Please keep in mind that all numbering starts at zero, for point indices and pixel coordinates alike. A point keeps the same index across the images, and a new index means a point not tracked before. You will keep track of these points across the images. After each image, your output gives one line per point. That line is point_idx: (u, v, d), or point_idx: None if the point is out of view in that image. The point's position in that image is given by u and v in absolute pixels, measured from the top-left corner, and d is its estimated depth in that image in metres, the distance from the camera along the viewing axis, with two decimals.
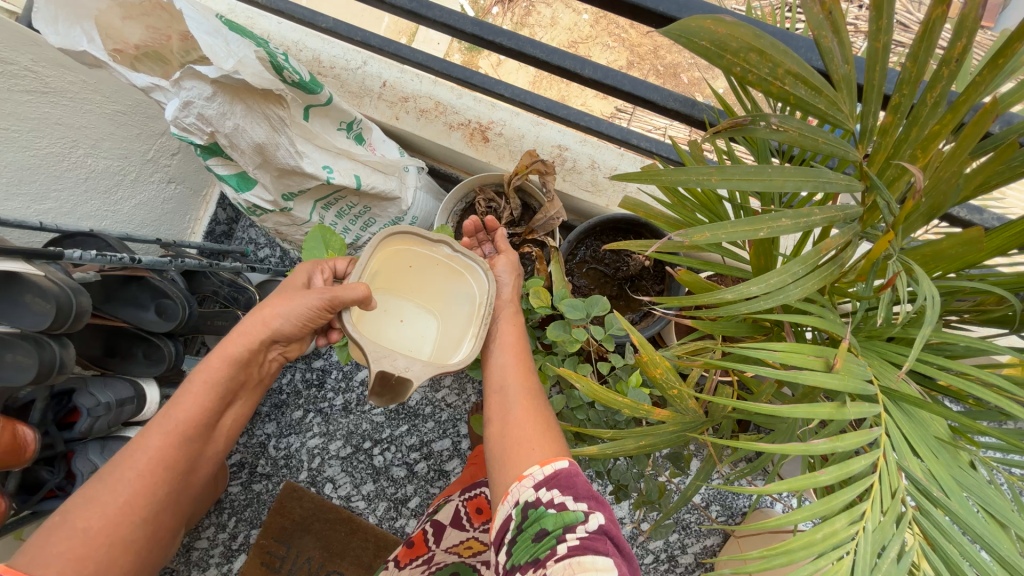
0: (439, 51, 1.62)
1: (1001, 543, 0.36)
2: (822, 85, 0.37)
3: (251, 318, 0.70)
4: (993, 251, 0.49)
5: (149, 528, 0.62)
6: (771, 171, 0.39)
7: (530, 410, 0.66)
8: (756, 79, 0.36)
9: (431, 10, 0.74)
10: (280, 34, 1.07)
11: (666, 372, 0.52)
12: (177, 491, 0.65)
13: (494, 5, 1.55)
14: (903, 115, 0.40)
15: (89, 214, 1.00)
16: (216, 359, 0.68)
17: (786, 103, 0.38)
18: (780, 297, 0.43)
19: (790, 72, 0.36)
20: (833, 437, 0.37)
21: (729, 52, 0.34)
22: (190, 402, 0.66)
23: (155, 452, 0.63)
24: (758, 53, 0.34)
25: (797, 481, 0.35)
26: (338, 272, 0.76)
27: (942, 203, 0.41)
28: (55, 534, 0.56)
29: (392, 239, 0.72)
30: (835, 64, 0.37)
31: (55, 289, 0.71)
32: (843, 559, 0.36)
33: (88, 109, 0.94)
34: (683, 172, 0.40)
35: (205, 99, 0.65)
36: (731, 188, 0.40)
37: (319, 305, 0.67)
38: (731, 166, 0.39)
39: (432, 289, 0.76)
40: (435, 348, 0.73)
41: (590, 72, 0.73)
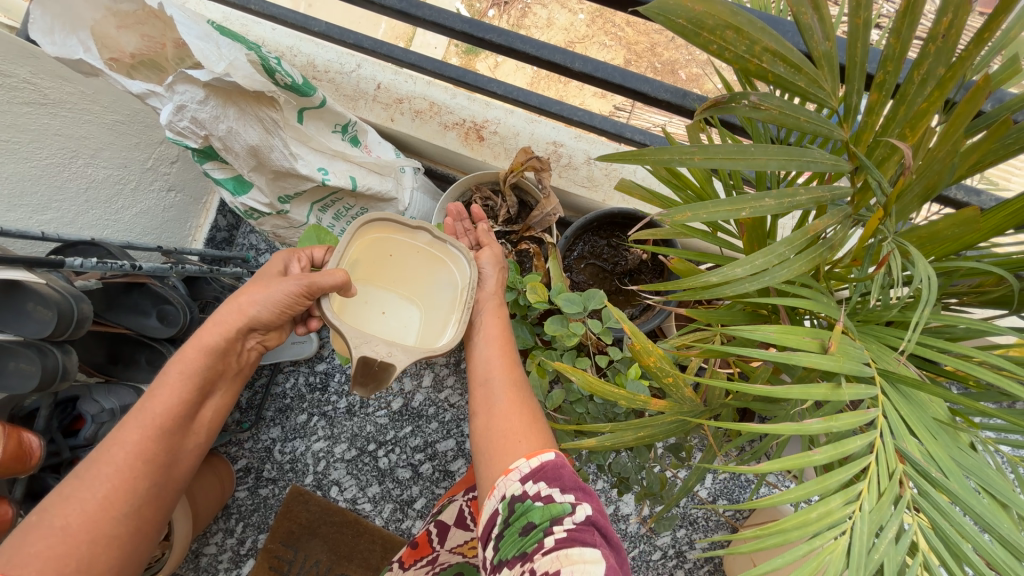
0: (436, 55, 1.62)
1: (1001, 523, 0.36)
2: (801, 62, 0.37)
3: (226, 307, 0.70)
4: (989, 232, 0.49)
5: (132, 523, 0.63)
6: (754, 150, 0.39)
7: (512, 402, 0.67)
8: (734, 56, 0.36)
9: (420, 9, 0.74)
10: (275, 40, 1.08)
11: (660, 360, 0.52)
12: (160, 484, 0.66)
13: (490, 8, 1.56)
14: (889, 92, 0.39)
15: (91, 223, 1.01)
16: (191, 350, 0.69)
17: (766, 81, 0.38)
18: (764, 280, 0.42)
19: (768, 49, 0.36)
20: (827, 417, 0.37)
21: (706, 29, 0.34)
22: (166, 396, 0.67)
23: (133, 447, 0.64)
24: (736, 30, 0.34)
25: (790, 460, 0.35)
26: (315, 260, 0.76)
27: (937, 183, 0.41)
28: (33, 532, 0.57)
29: (369, 227, 0.72)
30: (816, 41, 0.37)
31: (56, 297, 0.71)
32: (840, 539, 0.36)
33: (87, 119, 0.95)
34: (665, 152, 0.40)
35: (198, 102, 0.66)
36: (713, 167, 0.40)
37: (295, 292, 0.67)
38: (711, 145, 0.39)
39: (412, 277, 0.77)
40: (420, 336, 0.75)
41: (581, 65, 0.73)
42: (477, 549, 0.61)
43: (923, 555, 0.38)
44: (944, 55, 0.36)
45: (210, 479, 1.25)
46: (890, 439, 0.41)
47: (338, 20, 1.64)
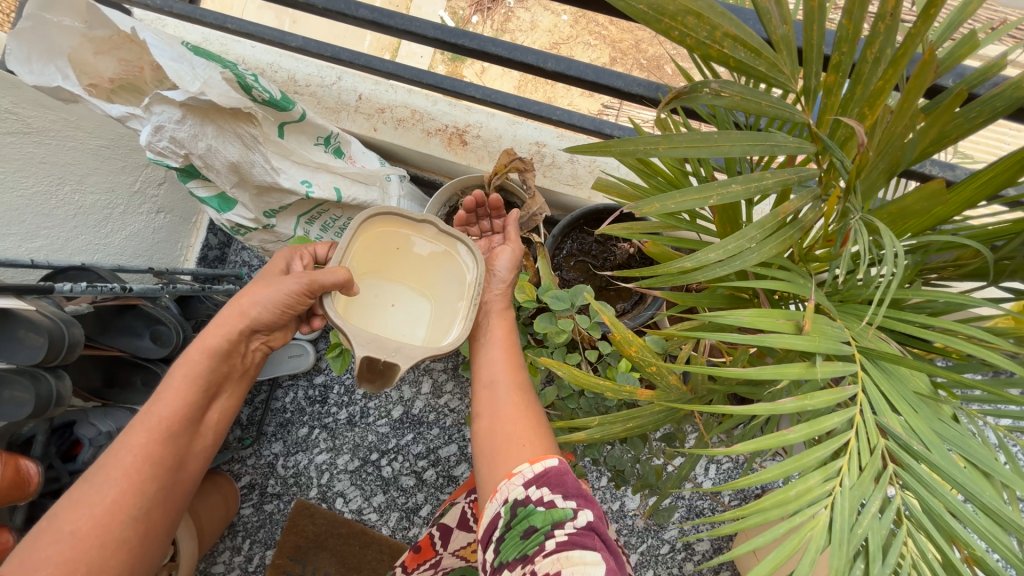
0: (422, 65, 1.63)
1: (983, 489, 0.36)
2: (761, 47, 0.37)
3: (227, 309, 0.71)
4: (959, 207, 0.51)
5: (140, 527, 0.63)
6: (717, 137, 0.39)
7: (518, 405, 0.67)
8: (695, 43, 0.36)
9: (393, 18, 0.75)
10: (255, 57, 1.09)
11: (642, 350, 0.52)
12: (169, 487, 0.66)
13: (474, 14, 1.58)
14: (846, 73, 0.40)
15: (80, 248, 1.02)
16: (195, 353, 0.69)
17: (728, 67, 0.38)
18: (737, 265, 0.43)
19: (728, 34, 0.36)
20: (801, 395, 0.38)
21: (666, 16, 0.35)
22: (172, 398, 0.67)
23: (139, 450, 0.64)
24: (696, 16, 0.35)
25: (763, 439, 0.36)
26: (317, 256, 0.78)
27: (901, 158, 0.42)
28: (44, 538, 0.57)
29: (376, 221, 0.72)
30: (774, 25, 0.38)
31: (46, 322, 0.72)
32: (820, 515, 0.36)
33: (71, 145, 0.96)
34: (630, 143, 0.40)
35: (176, 121, 0.66)
36: (678, 156, 0.40)
37: (295, 290, 0.68)
38: (675, 134, 0.39)
39: (422, 271, 0.78)
40: (429, 330, 0.76)
41: (553, 65, 0.74)
42: (477, 552, 0.61)
43: (907, 526, 0.38)
44: (895, 34, 0.37)
45: (215, 499, 1.26)
46: (871, 414, 0.42)
47: (323, 36, 1.65)
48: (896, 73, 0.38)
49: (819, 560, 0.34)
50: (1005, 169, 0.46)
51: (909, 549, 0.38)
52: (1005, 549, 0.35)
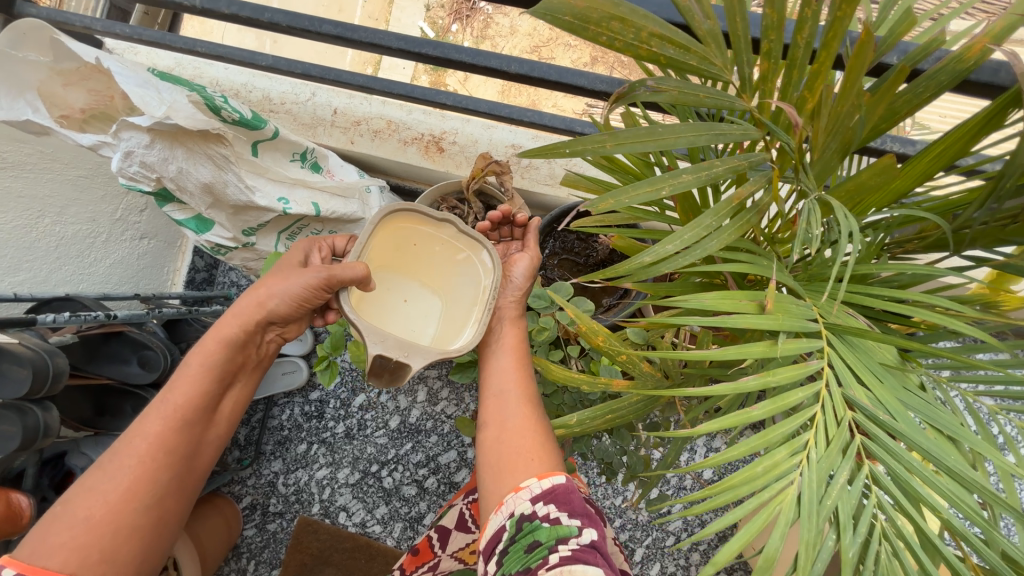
0: (405, 76, 1.64)
1: (946, 453, 0.37)
2: (687, 42, 0.39)
3: (245, 298, 0.69)
4: (917, 180, 0.52)
5: (154, 515, 0.60)
6: (661, 130, 0.41)
7: (525, 420, 0.67)
8: (624, 44, 0.38)
9: (357, 32, 0.77)
10: (228, 79, 1.10)
11: (608, 338, 0.53)
12: (182, 476, 0.63)
13: (454, 23, 1.58)
14: (778, 59, 0.41)
15: (64, 279, 1.03)
16: (211, 341, 0.67)
17: (659, 64, 0.40)
18: (699, 252, 0.45)
19: (654, 34, 0.38)
20: (764, 372, 0.39)
21: (592, 22, 0.36)
22: (187, 386, 0.65)
23: (154, 438, 0.61)
24: (619, 20, 0.36)
25: (729, 417, 0.37)
26: (335, 249, 0.77)
27: (852, 137, 0.44)
28: (57, 523, 0.55)
29: (395, 215, 0.72)
30: (697, 20, 0.39)
31: (29, 354, 0.72)
32: (788, 489, 0.37)
33: (49, 177, 0.96)
34: (578, 145, 0.42)
35: (145, 146, 0.67)
36: (627, 153, 0.42)
37: (314, 284, 0.66)
38: (621, 131, 0.41)
39: (437, 269, 0.78)
40: (438, 329, 0.77)
41: (516, 67, 0.75)
42: (479, 563, 0.61)
43: (877, 494, 0.39)
44: (819, 18, 0.38)
45: (215, 522, 1.25)
46: (839, 388, 0.42)
47: (305, 54, 1.65)
48: (829, 54, 0.41)
49: (789, 532, 0.34)
50: (956, 140, 0.48)
51: (880, 516, 0.39)
52: (975, 515, 0.36)
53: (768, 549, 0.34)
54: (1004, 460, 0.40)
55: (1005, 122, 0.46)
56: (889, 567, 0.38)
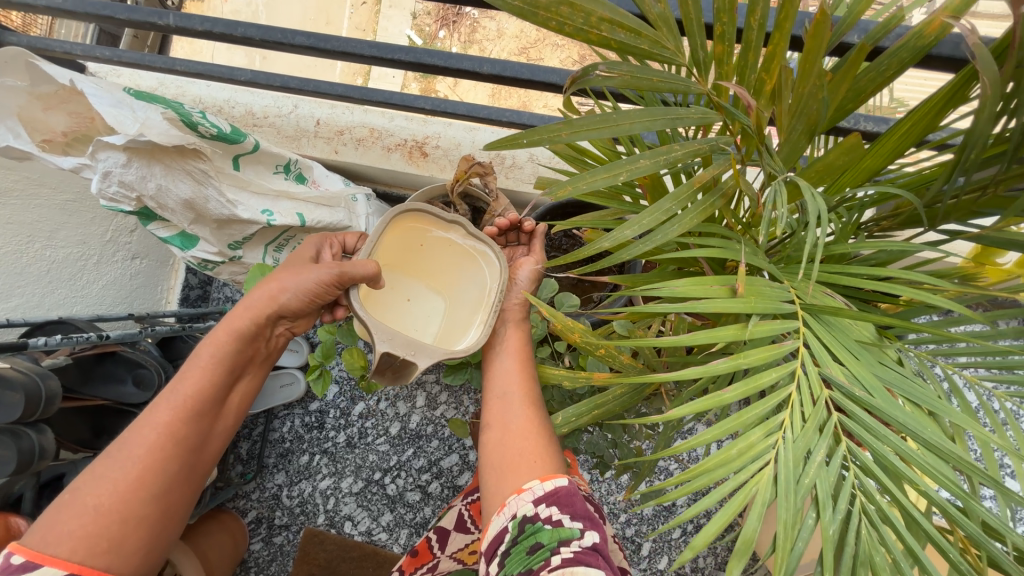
0: (395, 85, 1.63)
1: (923, 426, 0.37)
2: (639, 26, 0.39)
3: (257, 291, 0.68)
4: (888, 157, 0.52)
5: (162, 505, 0.59)
6: (618, 116, 0.42)
7: (529, 423, 0.66)
8: (574, 30, 0.38)
9: (329, 42, 0.77)
10: (211, 96, 1.11)
11: (584, 334, 0.53)
12: (189, 467, 0.62)
13: (440, 30, 1.59)
14: (732, 42, 0.42)
15: (57, 302, 1.03)
16: (222, 333, 0.66)
17: (611, 48, 0.40)
18: (660, 238, 0.46)
19: (604, 19, 0.38)
20: (734, 355, 0.40)
21: (541, 7, 0.36)
22: (197, 377, 0.64)
23: (164, 427, 0.60)
24: (569, 5, 0.36)
25: (699, 402, 0.37)
26: (346, 246, 0.78)
27: (817, 118, 0.45)
28: (66, 511, 0.54)
29: (407, 215, 0.73)
30: (648, 5, 0.40)
31: (21, 378, 0.72)
32: (763, 471, 0.37)
33: (37, 203, 0.96)
34: (536, 134, 0.42)
35: (122, 166, 0.68)
36: (584, 140, 0.42)
37: (326, 279, 0.66)
38: (578, 119, 0.41)
39: (442, 270, 0.78)
40: (441, 327, 0.77)
41: (489, 68, 0.76)
42: (480, 564, 0.60)
43: (857, 471, 0.39)
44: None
45: (222, 537, 1.26)
46: (816, 366, 0.42)
47: (294, 68, 1.65)
48: (784, 36, 0.41)
49: (766, 513, 0.34)
50: (923, 115, 0.48)
51: (860, 494, 0.38)
52: (954, 487, 0.36)
53: (746, 530, 0.34)
54: (983, 431, 0.39)
55: (969, 97, 0.46)
56: (870, 542, 0.38)
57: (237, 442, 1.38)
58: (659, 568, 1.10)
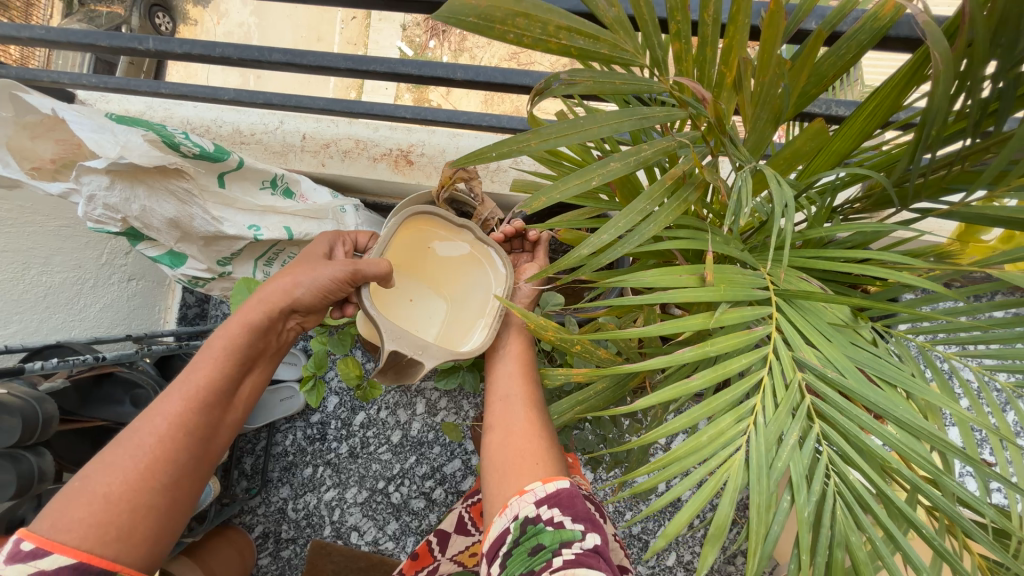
0: (389, 97, 1.63)
1: (894, 404, 0.37)
2: (596, 32, 0.40)
3: (272, 284, 0.68)
4: (857, 139, 0.52)
5: (171, 495, 0.57)
6: (585, 121, 0.42)
7: (533, 424, 0.65)
8: (532, 40, 0.38)
9: (305, 57, 0.79)
10: (199, 116, 1.12)
11: (559, 333, 0.53)
12: (199, 458, 0.61)
13: (431, 39, 1.59)
14: (689, 39, 0.43)
15: (56, 326, 1.05)
16: (235, 325, 0.65)
17: (571, 56, 0.40)
18: (638, 239, 0.45)
19: (562, 27, 0.38)
20: (700, 344, 0.40)
21: (497, 21, 0.36)
22: (209, 366, 0.63)
23: (176, 416, 0.59)
24: (524, 16, 0.37)
25: (667, 392, 0.39)
26: (357, 245, 0.79)
27: (780, 105, 0.46)
28: (75, 498, 0.53)
29: (420, 217, 0.73)
30: (602, 9, 0.40)
31: (18, 403, 0.74)
32: (735, 456, 0.37)
33: (31, 230, 0.98)
34: (504, 146, 0.41)
35: (105, 189, 0.70)
36: (552, 148, 0.42)
37: (339, 276, 0.66)
38: (545, 127, 0.41)
39: (448, 273, 0.79)
40: (441, 330, 0.79)
41: (462, 74, 0.78)
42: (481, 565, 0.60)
43: (829, 452, 0.39)
44: None
45: (229, 552, 1.27)
46: (789, 351, 0.42)
47: (289, 86, 1.66)
48: (740, 27, 0.42)
49: (737, 497, 0.35)
50: (885, 96, 0.48)
51: (833, 476, 0.39)
52: (927, 464, 0.36)
53: (720, 515, 0.35)
54: (960, 409, 0.39)
55: (928, 75, 0.47)
56: (845, 522, 0.38)
57: (241, 458, 1.39)
58: (667, 564, 1.09)
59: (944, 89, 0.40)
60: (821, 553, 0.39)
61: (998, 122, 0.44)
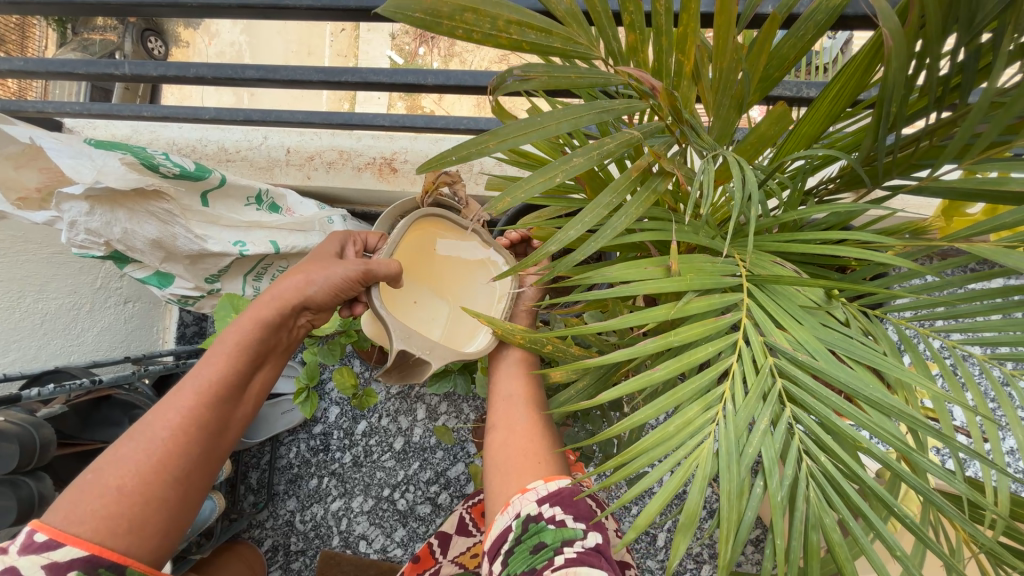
0: (381, 106, 1.63)
1: (862, 383, 0.38)
2: (547, 25, 0.40)
3: (284, 281, 0.66)
4: (825, 121, 0.51)
5: (182, 489, 0.57)
6: (543, 119, 0.42)
7: (536, 424, 0.65)
8: (483, 35, 0.39)
9: (278, 71, 0.80)
10: (184, 137, 1.13)
11: (528, 338, 0.56)
12: (210, 452, 0.61)
13: (420, 47, 1.53)
14: (643, 29, 0.43)
15: (55, 352, 1.06)
16: (247, 321, 0.64)
17: (523, 51, 0.41)
18: (608, 233, 0.43)
19: (511, 21, 0.39)
20: (665, 333, 0.40)
21: (444, 16, 0.36)
22: (222, 363, 0.62)
23: (188, 411, 0.59)
24: (472, 11, 0.37)
25: (632, 382, 0.39)
26: (369, 245, 0.77)
27: (743, 92, 0.46)
28: (88, 491, 0.53)
29: (426, 219, 0.72)
30: (554, 2, 0.41)
31: (15, 429, 0.75)
32: (703, 444, 0.38)
33: (24, 258, 0.99)
34: (465, 149, 0.41)
35: (86, 214, 0.71)
36: (512, 146, 0.42)
37: (352, 275, 0.65)
38: (502, 128, 0.41)
39: (453, 275, 0.79)
40: (445, 331, 0.78)
41: (433, 79, 0.80)
42: (483, 563, 0.60)
43: (800, 433, 0.40)
44: None
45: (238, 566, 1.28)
46: (761, 337, 0.43)
47: (281, 101, 1.67)
48: (692, 16, 0.41)
49: (706, 487, 0.36)
50: (849, 76, 0.46)
51: (805, 457, 0.39)
52: (890, 437, 0.37)
53: (689, 504, 0.36)
54: (935, 387, 0.39)
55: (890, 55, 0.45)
56: (819, 505, 0.39)
57: (246, 472, 1.40)
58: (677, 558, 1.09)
59: (899, 61, 0.39)
60: (796, 537, 0.39)
61: (962, 95, 0.43)
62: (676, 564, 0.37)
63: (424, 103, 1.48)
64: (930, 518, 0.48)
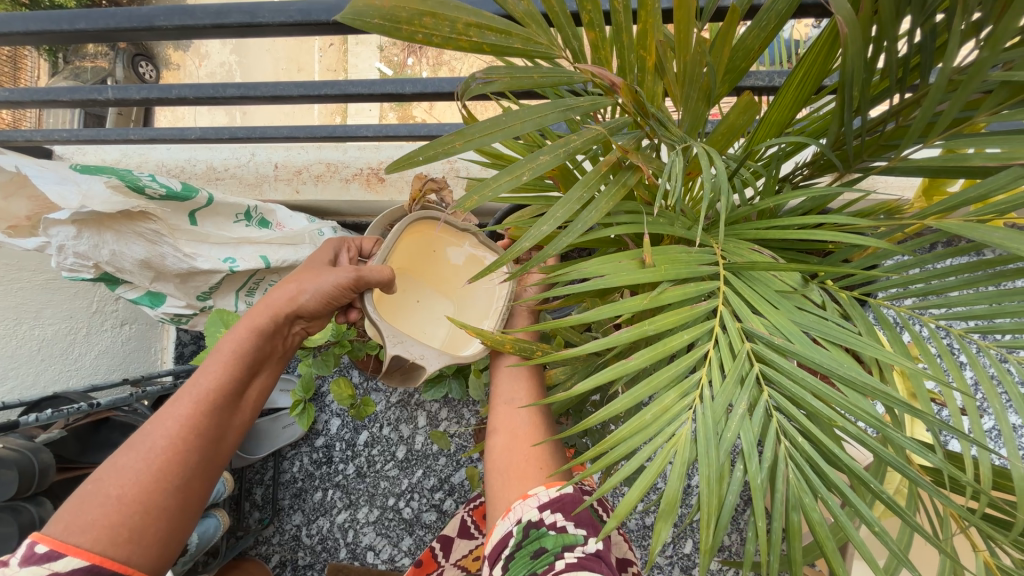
0: (372, 117, 1.64)
1: (835, 362, 0.38)
2: (506, 27, 0.40)
3: (277, 289, 0.67)
4: (793, 108, 0.51)
5: (182, 496, 0.58)
6: (506, 119, 0.42)
7: (536, 429, 0.65)
8: (443, 39, 0.39)
9: (259, 88, 0.81)
10: (173, 158, 1.15)
11: (516, 344, 0.56)
12: (209, 460, 0.61)
13: (408, 57, 1.55)
14: (603, 27, 0.44)
15: (53, 377, 1.07)
16: (242, 330, 0.65)
17: (485, 53, 0.41)
18: (580, 228, 0.44)
19: (471, 24, 0.39)
20: (637, 324, 0.41)
21: (403, 22, 0.37)
22: (219, 371, 0.62)
23: (186, 420, 0.59)
24: (430, 15, 0.37)
25: (603, 376, 0.40)
26: (364, 251, 0.76)
27: (709, 84, 0.47)
28: (89, 501, 0.53)
29: (420, 222, 0.71)
30: (511, 5, 0.41)
31: (14, 455, 0.75)
32: (681, 432, 0.39)
33: (19, 285, 1.00)
34: (430, 149, 0.41)
35: (73, 238, 0.72)
36: (479, 146, 0.42)
37: (339, 281, 0.65)
38: (468, 127, 0.41)
39: (453, 276, 0.77)
40: (447, 334, 0.76)
41: (411, 87, 0.80)
42: (484, 567, 0.59)
43: (775, 410, 0.41)
44: None
45: None
46: (739, 323, 0.43)
47: (273, 118, 1.69)
48: (651, 11, 0.42)
49: (686, 474, 0.37)
50: (811, 63, 0.47)
51: (786, 442, 0.40)
52: (868, 416, 0.37)
53: (671, 493, 0.37)
54: (912, 363, 0.39)
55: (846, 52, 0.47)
56: (800, 486, 0.39)
57: (251, 489, 1.40)
58: (684, 552, 1.08)
59: (855, 46, 0.39)
60: (779, 518, 0.40)
61: (922, 75, 0.44)
62: (660, 553, 0.37)
63: (415, 113, 1.49)
64: (916, 493, 0.48)
